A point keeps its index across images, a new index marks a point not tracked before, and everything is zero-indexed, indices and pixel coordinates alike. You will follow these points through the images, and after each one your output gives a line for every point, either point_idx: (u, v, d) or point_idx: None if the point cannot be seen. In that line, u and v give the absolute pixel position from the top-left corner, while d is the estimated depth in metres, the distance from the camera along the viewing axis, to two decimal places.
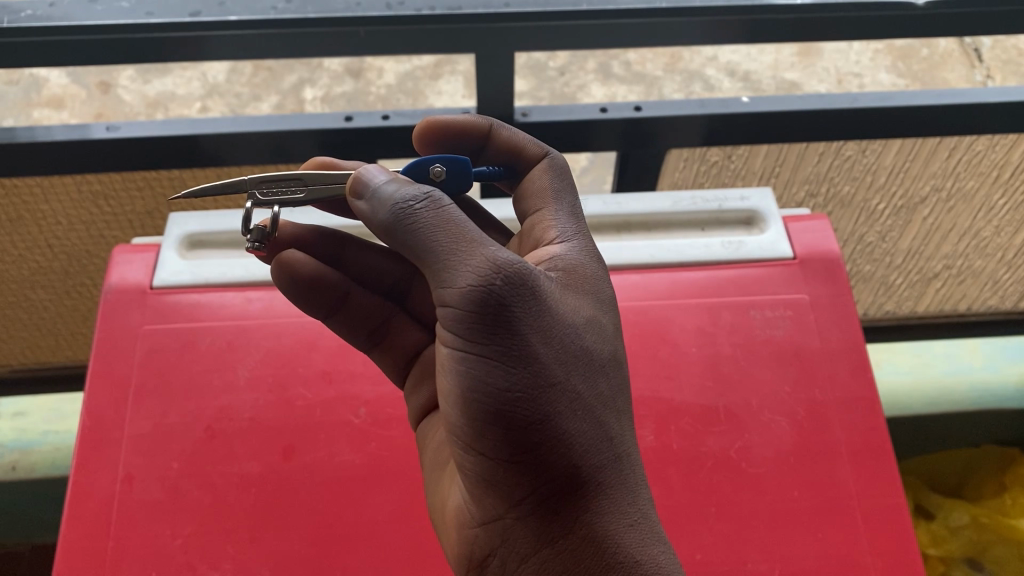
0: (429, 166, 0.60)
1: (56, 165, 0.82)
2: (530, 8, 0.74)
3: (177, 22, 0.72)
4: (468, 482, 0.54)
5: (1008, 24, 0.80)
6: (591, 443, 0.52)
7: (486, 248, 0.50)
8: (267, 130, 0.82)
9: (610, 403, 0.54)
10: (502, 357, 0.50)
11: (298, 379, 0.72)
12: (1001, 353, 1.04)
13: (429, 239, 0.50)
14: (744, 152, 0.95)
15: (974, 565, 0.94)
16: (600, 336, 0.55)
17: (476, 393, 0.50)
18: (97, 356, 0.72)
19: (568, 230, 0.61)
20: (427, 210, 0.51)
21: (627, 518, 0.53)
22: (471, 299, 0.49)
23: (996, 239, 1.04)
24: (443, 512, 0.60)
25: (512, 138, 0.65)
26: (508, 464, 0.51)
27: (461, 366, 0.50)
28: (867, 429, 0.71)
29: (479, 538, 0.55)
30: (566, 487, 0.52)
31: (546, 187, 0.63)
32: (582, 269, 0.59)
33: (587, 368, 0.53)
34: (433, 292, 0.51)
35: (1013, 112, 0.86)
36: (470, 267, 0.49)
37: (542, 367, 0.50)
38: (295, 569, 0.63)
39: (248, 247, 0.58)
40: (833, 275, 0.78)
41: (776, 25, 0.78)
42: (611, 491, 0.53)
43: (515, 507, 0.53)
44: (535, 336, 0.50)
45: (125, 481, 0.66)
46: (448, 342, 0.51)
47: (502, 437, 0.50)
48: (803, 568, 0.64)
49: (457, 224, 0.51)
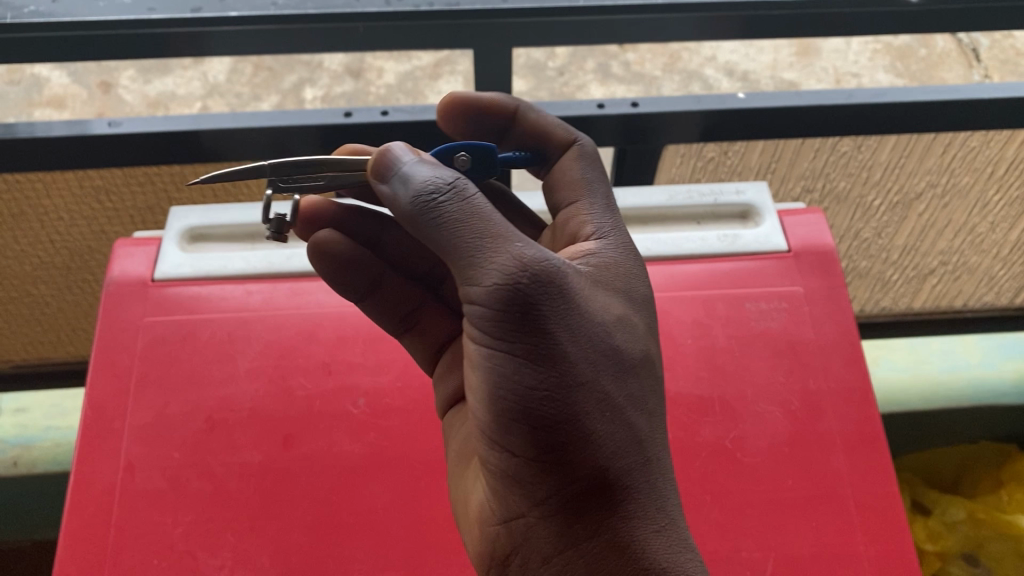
0: (454, 154, 0.62)
1: (57, 161, 0.83)
2: (529, 5, 0.75)
3: (180, 18, 0.73)
4: (492, 478, 0.54)
5: (1002, 21, 0.80)
6: (619, 445, 0.52)
7: (514, 245, 0.50)
8: (268, 127, 0.83)
9: (639, 405, 0.54)
10: (531, 356, 0.50)
11: (298, 370, 0.73)
12: (997, 348, 1.05)
13: (454, 234, 0.50)
14: (741, 148, 0.95)
15: (970, 561, 0.94)
16: (631, 335, 0.56)
17: (505, 392, 0.50)
18: (99, 348, 0.72)
19: (603, 224, 0.62)
20: (452, 203, 0.50)
21: (652, 522, 0.53)
22: (498, 299, 0.49)
23: (991, 235, 1.05)
24: (467, 509, 0.59)
25: (541, 120, 0.66)
26: (536, 464, 0.51)
27: (490, 363, 0.51)
28: (861, 419, 0.71)
29: (500, 535, 0.55)
30: (594, 489, 0.52)
31: (579, 179, 0.64)
32: (618, 264, 0.59)
33: (616, 368, 0.53)
34: (459, 287, 0.51)
35: (1006, 108, 0.86)
36: (497, 265, 0.49)
37: (571, 367, 0.51)
38: (294, 556, 0.64)
39: (269, 238, 0.60)
40: (827, 268, 0.79)
41: (771, 21, 0.78)
42: (638, 494, 0.53)
43: (541, 508, 0.53)
44: (564, 335, 0.51)
45: (127, 470, 0.67)
46: (475, 339, 0.51)
47: (530, 437, 0.51)
48: (797, 558, 0.65)
49: (484, 220, 0.50)
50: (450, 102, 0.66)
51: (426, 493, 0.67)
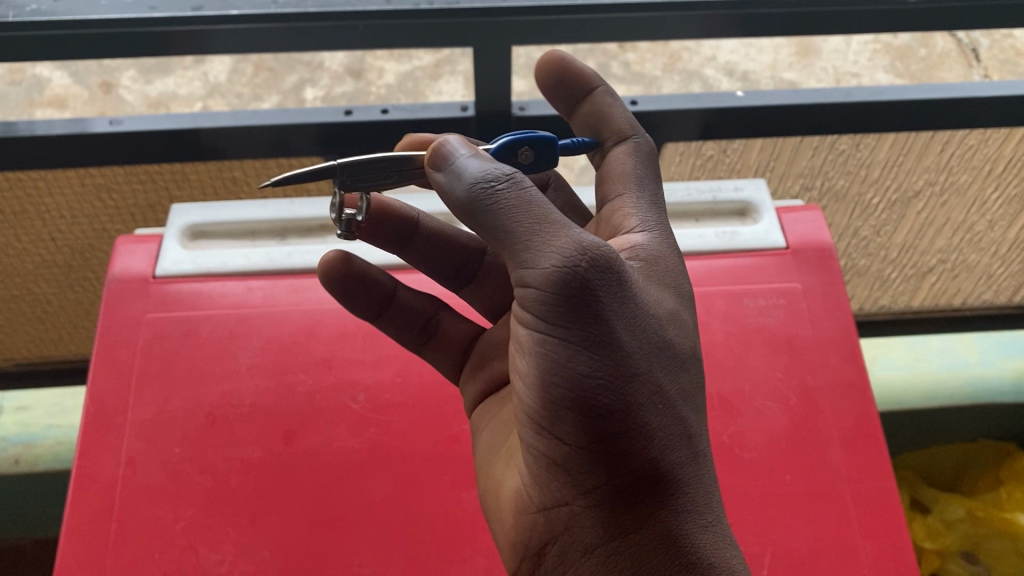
0: (517, 148, 0.59)
1: (58, 159, 0.83)
2: (529, 3, 0.75)
3: (180, 16, 0.73)
4: (535, 466, 0.52)
5: (1001, 19, 0.81)
6: (671, 438, 0.51)
7: (573, 231, 0.49)
8: (268, 125, 0.83)
9: (689, 399, 0.53)
10: (588, 343, 0.49)
11: (299, 366, 0.73)
12: (995, 346, 1.05)
13: (511, 220, 0.49)
14: (739, 146, 0.96)
15: (969, 559, 0.96)
16: (682, 331, 0.55)
17: (559, 378, 0.49)
18: (101, 344, 0.73)
19: (648, 220, 0.60)
20: (510, 191, 0.50)
21: (700, 518, 0.52)
22: (557, 282, 0.48)
23: (990, 233, 1.05)
24: (499, 493, 0.58)
25: (613, 104, 0.65)
26: (587, 452, 0.50)
27: (543, 348, 0.49)
28: (858, 414, 0.72)
29: (539, 523, 0.54)
30: (643, 482, 0.51)
31: (629, 172, 0.62)
32: (663, 261, 0.58)
33: (668, 361, 0.52)
34: (513, 270, 0.50)
35: (1003, 107, 0.87)
36: (557, 248, 0.48)
37: (627, 356, 0.50)
38: (295, 551, 0.64)
39: (337, 232, 0.61)
40: (825, 265, 0.79)
41: (770, 19, 0.79)
42: (688, 490, 0.52)
43: (586, 498, 0.52)
44: (620, 324, 0.50)
45: (128, 465, 0.67)
46: (527, 323, 0.50)
47: (583, 424, 0.49)
48: (794, 552, 0.66)
49: (542, 207, 0.49)
50: (553, 58, 0.65)
51: (426, 488, 0.67)
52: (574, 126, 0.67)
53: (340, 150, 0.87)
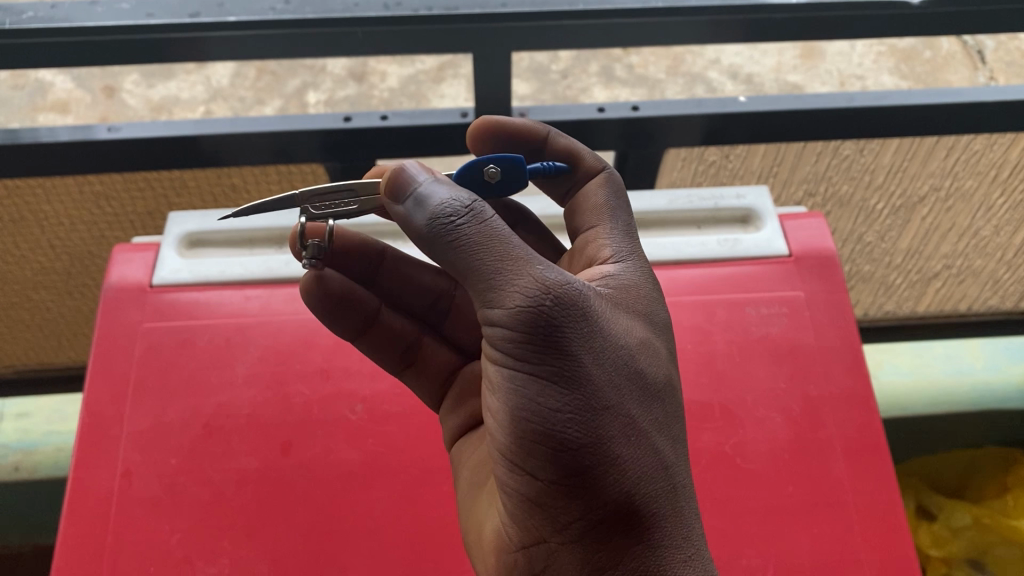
0: (484, 167, 0.59)
1: (56, 167, 0.83)
2: (527, 9, 0.75)
3: (178, 23, 0.73)
4: (511, 502, 0.52)
5: (1007, 23, 0.80)
6: (645, 472, 0.50)
7: (534, 267, 0.48)
8: (267, 131, 0.83)
9: (663, 431, 0.52)
10: (553, 379, 0.48)
11: (296, 375, 0.72)
12: (1002, 353, 1.04)
13: (473, 256, 0.49)
14: (742, 152, 0.95)
15: (975, 565, 0.94)
16: (655, 358, 0.54)
17: (527, 416, 0.48)
18: (96, 354, 0.72)
19: (622, 249, 0.61)
20: (470, 225, 0.49)
21: (679, 552, 0.50)
22: (519, 319, 0.47)
23: (995, 238, 1.04)
24: (480, 536, 0.57)
25: (571, 145, 0.65)
26: (557, 489, 0.49)
27: (511, 385, 0.49)
28: (861, 424, 0.71)
29: (519, 561, 0.53)
30: (617, 518, 0.49)
31: (600, 204, 0.63)
32: (636, 288, 0.58)
33: (641, 393, 0.51)
34: (479, 309, 0.49)
35: (1009, 111, 0.86)
36: (518, 287, 0.47)
37: (594, 390, 0.49)
38: (292, 564, 0.63)
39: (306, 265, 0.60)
40: (828, 272, 0.79)
41: (772, 24, 0.78)
42: (665, 523, 0.50)
43: (562, 535, 0.50)
44: (587, 358, 0.49)
45: (124, 477, 0.67)
46: (496, 359, 0.50)
47: (551, 461, 0.48)
48: (796, 565, 0.64)
49: (502, 241, 0.49)
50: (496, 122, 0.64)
51: (424, 501, 0.66)
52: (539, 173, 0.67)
53: (340, 156, 0.86)
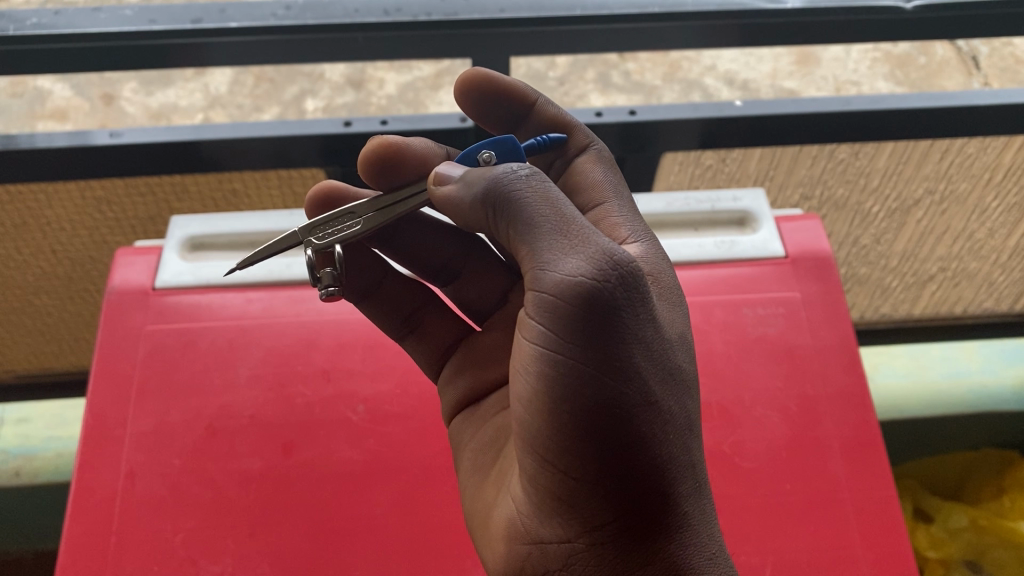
0: (477, 153, 0.58)
1: (58, 172, 0.84)
2: (525, 14, 0.76)
3: (180, 28, 0.74)
4: (538, 492, 0.51)
5: (999, 28, 0.81)
6: (679, 468, 0.51)
7: (599, 241, 0.49)
8: (268, 136, 0.83)
9: (694, 428, 0.53)
10: (606, 365, 0.48)
11: (298, 377, 0.73)
12: (1000, 356, 1.04)
13: (538, 218, 0.50)
14: (738, 156, 0.96)
15: (973, 567, 0.93)
16: (686, 355, 0.55)
17: (577, 402, 0.48)
18: (100, 356, 0.73)
19: (636, 229, 0.62)
20: (531, 189, 0.51)
21: (706, 551, 0.51)
22: (583, 297, 0.47)
23: (990, 241, 1.05)
24: (489, 524, 0.57)
25: (558, 117, 0.66)
26: (597, 480, 0.49)
27: (558, 371, 0.48)
28: (858, 423, 0.71)
29: (533, 554, 0.53)
30: (649, 514, 0.50)
31: (600, 180, 0.64)
32: (659, 275, 0.59)
33: (679, 388, 0.52)
34: (533, 279, 0.49)
35: (1001, 114, 0.87)
36: (583, 261, 0.48)
37: (644, 382, 0.49)
38: (293, 564, 0.64)
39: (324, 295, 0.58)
40: (823, 273, 0.79)
41: (767, 29, 0.79)
42: (692, 522, 0.51)
43: (592, 527, 0.50)
44: (639, 347, 0.49)
45: (128, 477, 0.67)
46: (539, 341, 0.49)
47: (596, 451, 0.48)
48: (794, 561, 0.65)
49: (564, 209, 0.50)
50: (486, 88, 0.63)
51: (427, 500, 0.67)
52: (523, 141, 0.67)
53: (340, 160, 0.87)
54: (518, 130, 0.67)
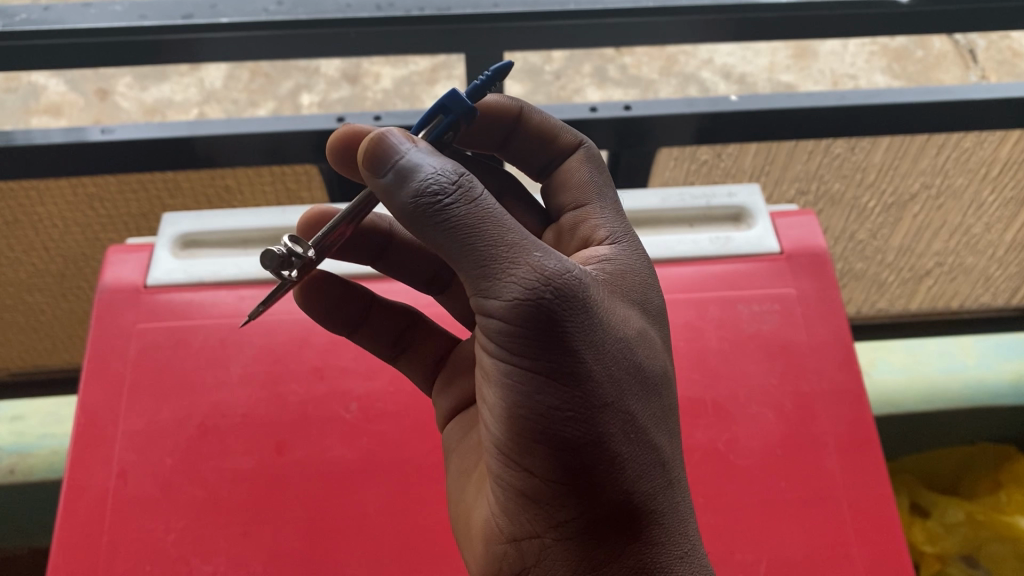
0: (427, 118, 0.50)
1: (50, 168, 0.83)
2: (518, 9, 0.75)
3: (171, 24, 0.73)
4: (505, 495, 0.51)
5: (996, 22, 0.80)
6: (643, 468, 0.50)
7: (531, 255, 0.46)
8: (261, 132, 0.83)
9: (660, 427, 0.52)
10: (553, 374, 0.47)
11: (290, 375, 0.73)
12: (998, 350, 1.03)
13: (466, 237, 0.46)
14: (734, 151, 0.95)
15: (969, 562, 0.93)
16: (651, 351, 0.54)
17: (528, 410, 0.48)
18: (92, 355, 0.72)
19: (614, 229, 0.61)
20: (459, 205, 0.46)
21: (677, 550, 0.51)
22: (520, 315, 0.46)
23: (986, 236, 1.04)
24: (468, 526, 0.58)
25: (545, 123, 0.65)
26: (557, 483, 0.49)
27: (511, 380, 0.48)
28: (853, 419, 0.71)
29: (508, 554, 0.53)
30: (615, 516, 0.50)
31: (584, 179, 0.64)
32: (634, 274, 0.58)
33: (640, 387, 0.51)
34: (473, 298, 0.48)
35: (999, 109, 0.86)
36: (516, 278, 0.46)
37: (594, 387, 0.48)
38: (286, 563, 0.63)
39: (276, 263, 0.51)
40: (819, 269, 0.79)
41: (762, 23, 0.78)
42: (662, 520, 0.51)
43: (558, 528, 0.50)
44: (589, 354, 0.48)
45: (119, 476, 0.67)
46: (492, 352, 0.49)
47: (551, 457, 0.48)
48: (790, 558, 0.65)
49: (495, 223, 0.47)
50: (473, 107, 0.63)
51: (420, 498, 0.67)
52: (513, 153, 0.67)
53: None
54: (506, 145, 0.67)
